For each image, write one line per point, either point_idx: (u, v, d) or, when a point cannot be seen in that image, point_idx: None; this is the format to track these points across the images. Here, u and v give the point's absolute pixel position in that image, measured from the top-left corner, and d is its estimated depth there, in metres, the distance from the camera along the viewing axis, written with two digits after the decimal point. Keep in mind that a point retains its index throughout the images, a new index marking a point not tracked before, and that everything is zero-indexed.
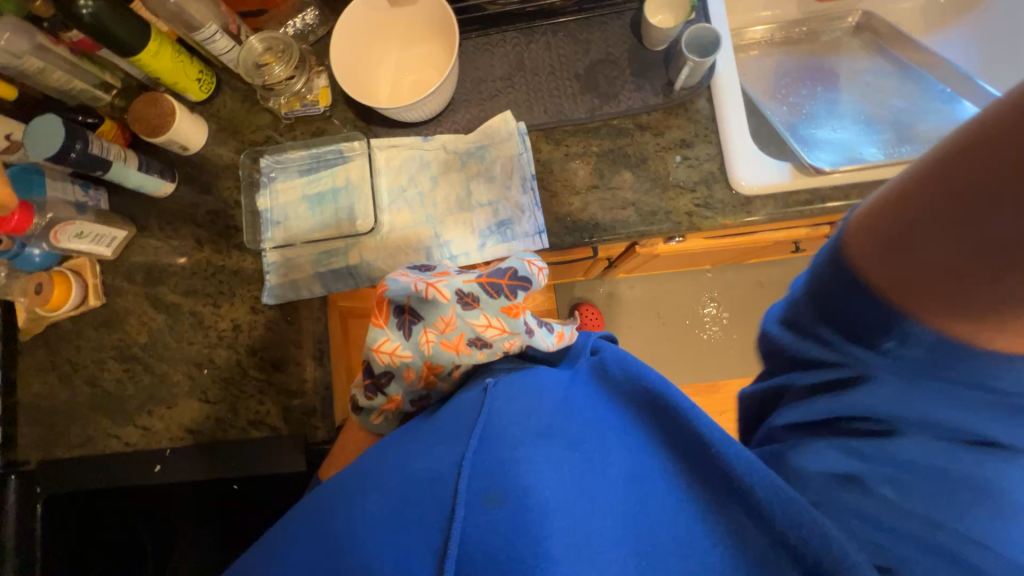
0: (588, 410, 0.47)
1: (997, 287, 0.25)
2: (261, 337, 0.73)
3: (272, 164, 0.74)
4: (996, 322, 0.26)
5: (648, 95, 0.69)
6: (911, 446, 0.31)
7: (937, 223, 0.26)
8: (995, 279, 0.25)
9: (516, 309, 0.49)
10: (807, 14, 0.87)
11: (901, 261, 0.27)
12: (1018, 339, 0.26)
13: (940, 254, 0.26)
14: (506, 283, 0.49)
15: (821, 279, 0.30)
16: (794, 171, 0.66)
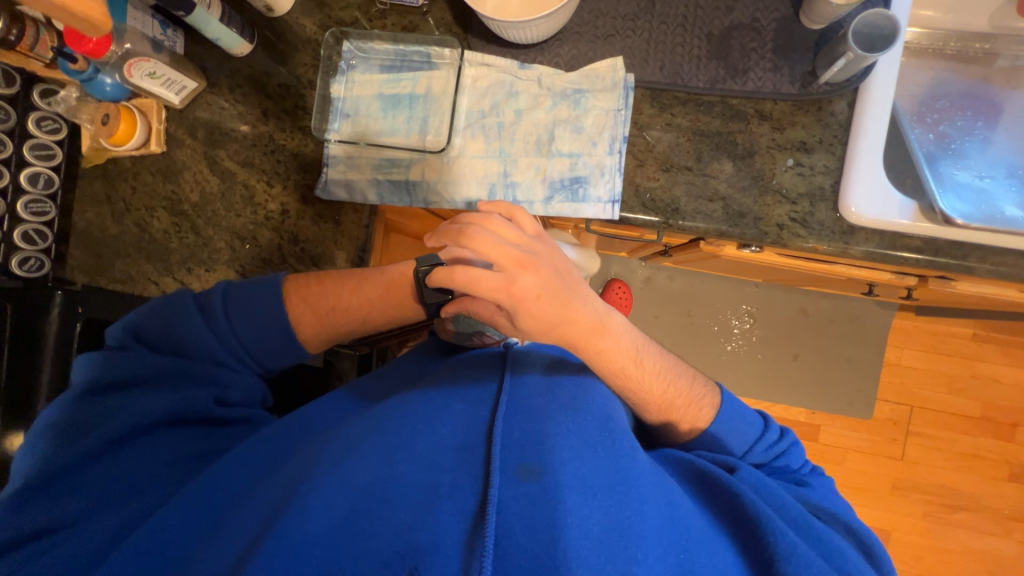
0: (597, 409, 0.53)
1: (665, 394, 0.59)
2: (307, 228, 0.73)
3: (354, 50, 0.69)
4: (681, 407, 0.59)
5: (782, 80, 0.60)
6: (774, 487, 0.52)
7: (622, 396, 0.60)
8: (663, 392, 0.59)
9: None
10: (995, 29, 0.73)
11: (648, 416, 0.61)
12: (690, 408, 0.59)
13: (644, 409, 0.61)
14: None
15: (643, 425, 0.65)
16: (918, 214, 0.57)
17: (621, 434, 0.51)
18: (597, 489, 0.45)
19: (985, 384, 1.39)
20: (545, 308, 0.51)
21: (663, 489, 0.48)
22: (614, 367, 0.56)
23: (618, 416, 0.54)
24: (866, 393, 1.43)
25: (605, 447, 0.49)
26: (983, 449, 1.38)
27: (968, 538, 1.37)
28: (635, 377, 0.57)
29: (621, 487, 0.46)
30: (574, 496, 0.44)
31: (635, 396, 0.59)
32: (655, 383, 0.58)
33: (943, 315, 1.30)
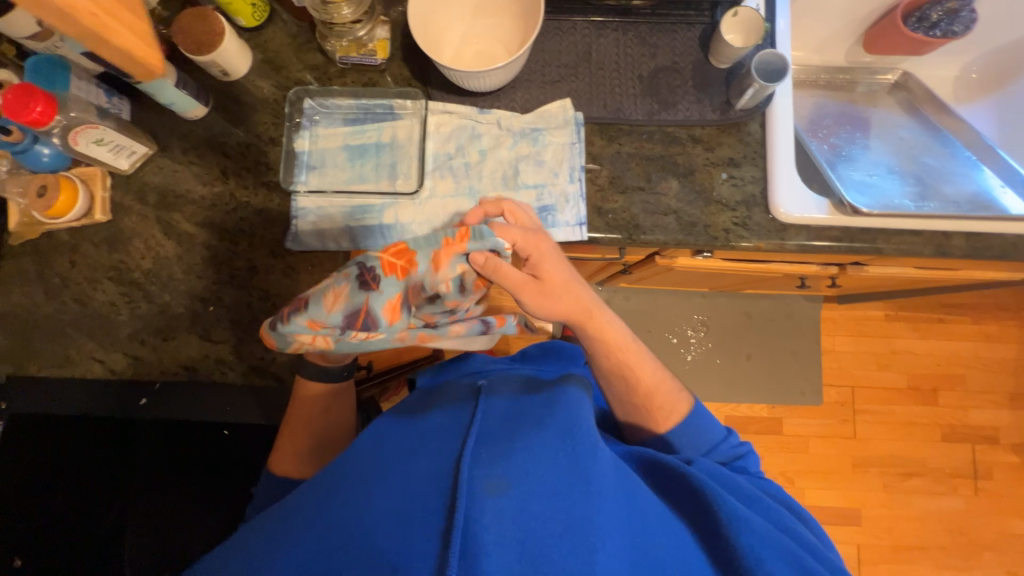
0: (563, 416, 0.52)
1: (652, 377, 0.63)
2: (278, 281, 0.70)
3: (315, 107, 0.72)
4: (663, 390, 0.64)
5: (705, 108, 0.70)
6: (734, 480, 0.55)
7: (619, 382, 0.64)
8: (650, 375, 0.63)
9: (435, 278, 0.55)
10: (851, 63, 0.91)
11: (642, 407, 0.64)
12: (675, 393, 0.64)
13: (636, 400, 0.64)
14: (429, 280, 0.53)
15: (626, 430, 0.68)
16: (832, 209, 0.68)
17: (583, 435, 0.50)
18: (558, 492, 0.45)
19: (904, 357, 1.58)
20: (560, 267, 0.57)
21: (621, 482, 0.49)
22: (614, 341, 0.61)
23: (586, 419, 0.53)
24: (813, 381, 1.56)
25: (568, 451, 0.48)
26: (916, 416, 1.54)
27: (924, 502, 1.49)
28: (628, 354, 0.62)
29: (580, 488, 0.45)
30: (535, 501, 0.44)
31: (629, 378, 0.63)
32: (646, 362, 0.63)
33: (860, 300, 1.48)
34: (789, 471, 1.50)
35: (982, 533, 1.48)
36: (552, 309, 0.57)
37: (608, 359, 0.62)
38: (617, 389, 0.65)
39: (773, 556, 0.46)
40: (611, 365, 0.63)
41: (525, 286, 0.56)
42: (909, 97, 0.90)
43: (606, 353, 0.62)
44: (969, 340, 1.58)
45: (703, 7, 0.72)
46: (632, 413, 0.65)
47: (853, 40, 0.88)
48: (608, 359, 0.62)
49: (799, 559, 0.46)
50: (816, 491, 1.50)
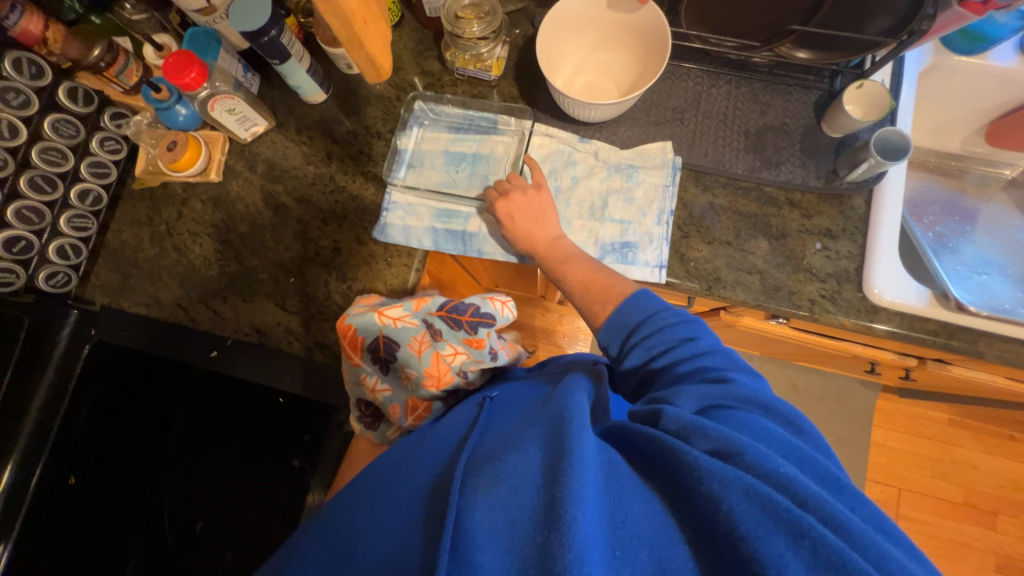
0: (554, 403, 0.46)
1: (597, 279, 0.60)
2: (356, 264, 0.72)
3: (424, 109, 0.75)
4: (604, 285, 0.60)
5: (809, 174, 0.68)
6: (726, 432, 0.38)
7: (571, 294, 0.62)
8: (591, 276, 0.61)
9: (477, 340, 0.62)
10: (963, 152, 0.87)
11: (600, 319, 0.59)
12: (617, 286, 0.59)
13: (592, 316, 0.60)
14: (467, 319, 0.62)
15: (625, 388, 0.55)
16: (933, 300, 0.64)
17: (575, 415, 0.42)
18: (542, 476, 0.38)
19: (964, 469, 1.45)
20: (522, 204, 0.66)
21: (606, 463, 0.40)
22: (559, 257, 0.64)
23: (574, 399, 0.45)
24: (857, 472, 1.46)
25: (552, 432, 0.41)
26: (970, 537, 1.40)
27: None
28: (567, 265, 0.63)
29: (560, 466, 0.37)
30: (523, 492, 0.38)
31: (577, 288, 0.62)
32: (588, 269, 0.62)
33: (923, 396, 1.39)
34: None
35: None
36: (517, 237, 0.65)
37: (558, 271, 0.64)
38: (571, 292, 0.62)
39: (771, 532, 0.32)
40: (561, 277, 0.63)
41: (506, 223, 0.66)
42: None
43: (556, 269, 0.64)
44: None
45: (823, 74, 0.71)
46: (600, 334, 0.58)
47: (974, 129, 0.83)
48: (558, 273, 0.64)
49: (813, 535, 0.32)
50: None
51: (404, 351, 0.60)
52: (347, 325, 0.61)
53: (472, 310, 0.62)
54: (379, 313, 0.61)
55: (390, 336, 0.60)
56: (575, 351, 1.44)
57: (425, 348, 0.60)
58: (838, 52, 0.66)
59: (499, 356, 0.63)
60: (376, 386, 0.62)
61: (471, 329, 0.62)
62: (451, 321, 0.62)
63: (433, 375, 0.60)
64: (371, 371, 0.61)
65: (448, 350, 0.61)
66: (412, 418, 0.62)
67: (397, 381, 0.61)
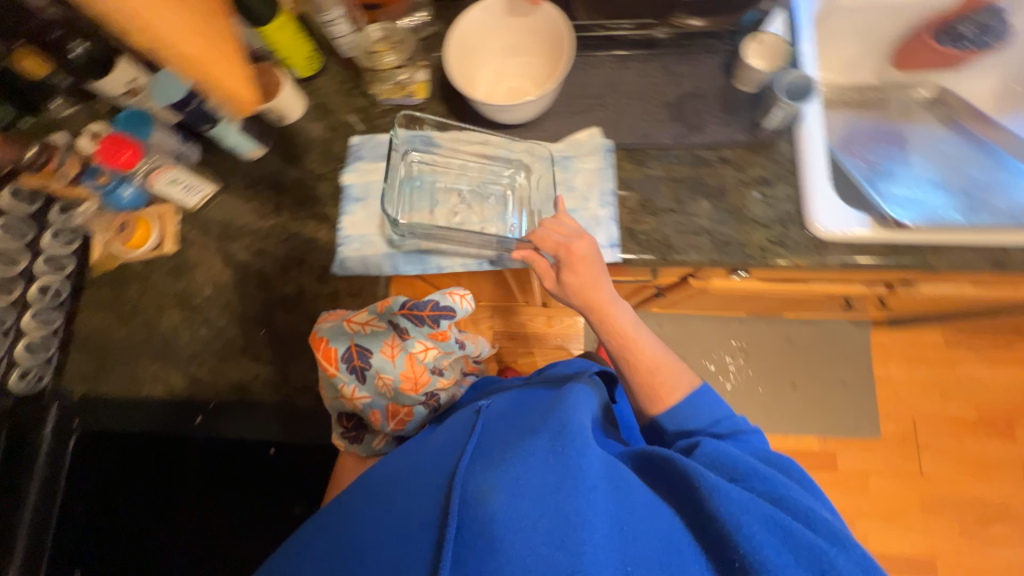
0: (559, 414, 0.48)
1: (653, 368, 0.60)
2: (323, 305, 0.73)
3: (361, 143, 0.78)
4: (662, 379, 0.59)
5: (733, 131, 0.71)
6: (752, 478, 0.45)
7: (615, 355, 0.64)
8: (646, 362, 0.61)
9: (441, 332, 0.65)
10: (882, 81, 0.91)
11: (638, 396, 0.61)
12: (679, 388, 0.59)
13: (633, 388, 0.62)
14: (429, 313, 0.64)
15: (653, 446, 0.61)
16: (873, 224, 0.67)
17: (578, 430, 0.45)
18: (549, 489, 0.41)
19: (969, 386, 1.49)
20: (581, 259, 0.63)
21: (615, 482, 0.44)
22: (608, 328, 0.63)
23: (578, 413, 0.48)
24: (868, 413, 1.49)
25: (558, 447, 0.44)
26: (991, 453, 1.45)
27: (1002, 553, 1.39)
28: (620, 339, 0.63)
29: (570, 482, 0.41)
30: (527, 501, 0.40)
31: (626, 360, 0.62)
32: (645, 347, 0.62)
33: (911, 323, 1.41)
34: (849, 513, 1.43)
35: None
36: (570, 287, 0.64)
37: (603, 334, 0.64)
38: (621, 357, 0.63)
39: (784, 555, 0.39)
40: (607, 343, 0.64)
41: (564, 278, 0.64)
42: (947, 111, 0.88)
43: (602, 332, 0.64)
44: None
45: (725, 36, 0.74)
46: (633, 401, 0.62)
47: (881, 59, 0.88)
48: (605, 338, 0.64)
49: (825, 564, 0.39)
50: (877, 535, 1.42)
51: (374, 355, 0.63)
52: (320, 338, 0.62)
53: (433, 305, 0.64)
54: (347, 322, 0.63)
55: (361, 343, 0.63)
56: (570, 349, 1.45)
57: (394, 349, 0.63)
58: (731, 13, 0.70)
59: (463, 344, 0.69)
60: (354, 396, 0.63)
61: (434, 322, 0.65)
62: (414, 318, 0.64)
63: (409, 377, 0.64)
64: (348, 382, 0.62)
65: (419, 347, 0.64)
66: (393, 422, 0.65)
67: (373, 388, 0.63)
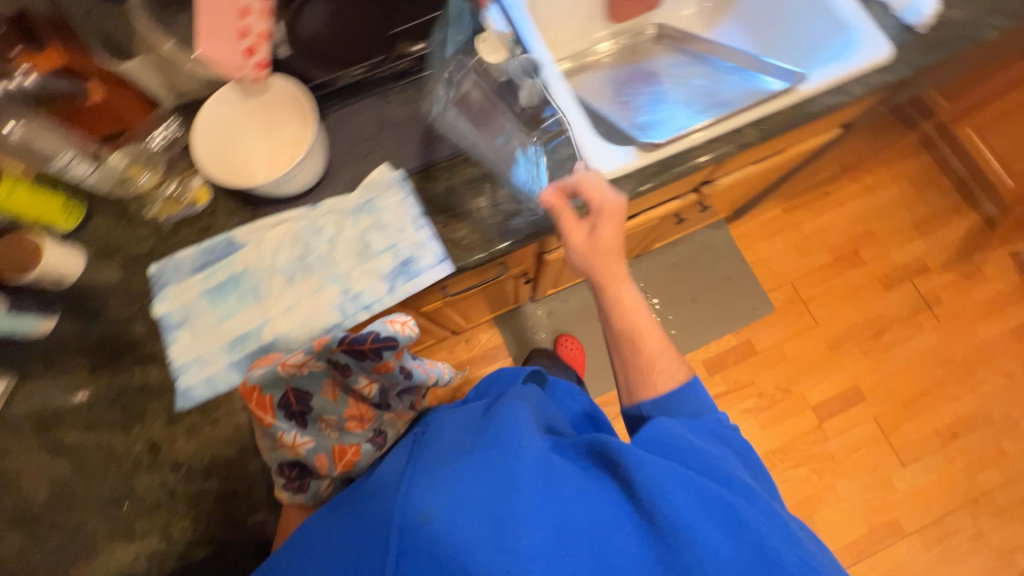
0: (500, 430, 0.55)
1: (650, 354, 0.69)
2: (184, 447, 0.67)
3: (161, 269, 0.74)
4: (659, 362, 0.69)
5: (501, 121, 0.78)
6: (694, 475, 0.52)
7: (620, 322, 0.71)
8: (642, 346, 0.70)
9: (388, 365, 0.56)
10: (617, 35, 1.07)
11: (638, 371, 0.69)
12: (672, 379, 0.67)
13: (635, 358, 0.70)
14: (370, 346, 0.53)
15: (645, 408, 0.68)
16: (639, 151, 0.75)
17: (511, 442, 0.53)
18: (483, 500, 0.48)
19: (819, 235, 1.74)
20: (606, 238, 0.69)
21: (551, 483, 0.50)
22: (617, 302, 0.70)
23: (516, 424, 0.55)
24: (758, 293, 1.69)
25: (495, 462, 0.51)
26: (856, 280, 1.71)
27: (900, 352, 1.65)
28: (629, 313, 0.70)
29: (503, 490, 0.49)
30: (461, 514, 0.48)
31: (628, 332, 0.70)
32: (638, 330, 0.70)
33: (751, 208, 1.63)
34: (783, 382, 1.62)
35: (958, 351, 1.66)
36: (578, 244, 0.70)
37: (612, 307, 0.70)
38: (619, 322, 0.71)
39: (702, 533, 0.47)
40: (613, 317, 0.71)
41: (583, 245, 0.70)
42: (671, 40, 1.04)
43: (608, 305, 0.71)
44: (857, 199, 1.78)
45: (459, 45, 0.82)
46: (637, 375, 0.70)
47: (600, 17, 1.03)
48: (612, 312, 0.71)
49: (739, 535, 0.48)
50: (811, 389, 1.62)
51: (300, 401, 0.59)
52: (249, 386, 0.59)
53: (374, 337, 0.53)
54: (278, 366, 0.58)
55: (297, 386, 0.59)
56: None
57: (334, 386, 0.60)
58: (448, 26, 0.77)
59: (416, 376, 0.60)
60: (298, 444, 0.59)
61: (377, 355, 0.54)
62: (353, 352, 0.55)
63: (354, 415, 0.61)
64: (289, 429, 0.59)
65: (362, 383, 0.58)
66: (341, 465, 0.60)
67: (317, 431, 0.60)
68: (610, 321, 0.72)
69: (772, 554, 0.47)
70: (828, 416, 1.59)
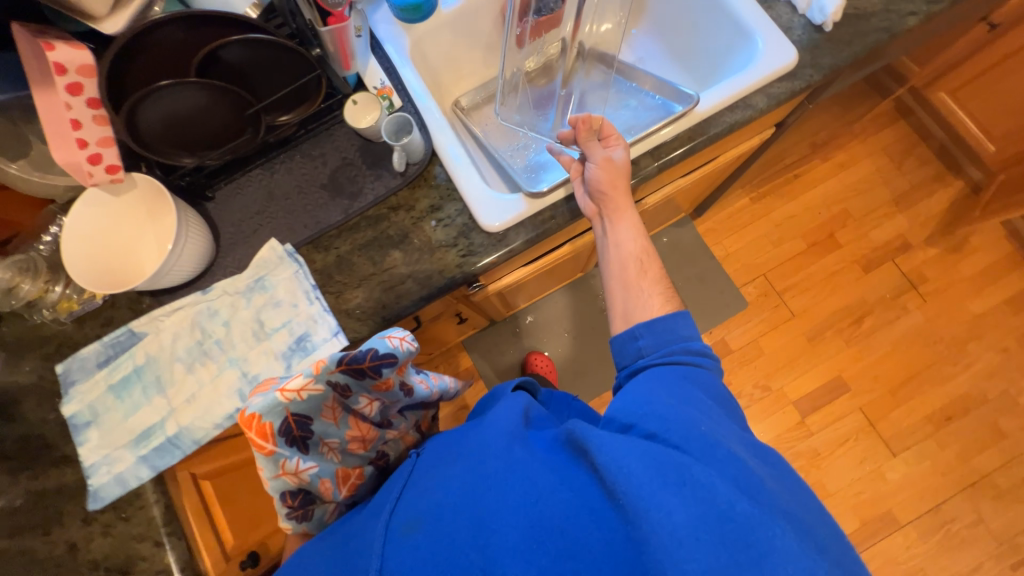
0: (482, 439, 0.57)
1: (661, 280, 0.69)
2: (101, 546, 0.68)
3: (66, 368, 0.73)
4: (664, 291, 0.69)
5: (388, 180, 0.75)
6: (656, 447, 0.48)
7: (620, 247, 0.71)
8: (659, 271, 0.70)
9: (385, 381, 0.59)
10: None
11: (636, 303, 0.68)
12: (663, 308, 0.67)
13: (631, 292, 0.69)
14: (369, 364, 0.57)
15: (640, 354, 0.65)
16: (527, 199, 0.74)
17: (490, 449, 0.54)
18: (463, 506, 0.50)
19: (792, 221, 1.67)
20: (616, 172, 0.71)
21: (526, 479, 0.50)
22: (621, 225, 0.71)
23: (498, 431, 0.57)
24: (731, 289, 1.63)
25: (477, 468, 0.53)
26: (833, 265, 1.63)
27: (885, 335, 1.58)
28: (630, 236, 0.71)
29: (483, 492, 0.50)
30: (447, 518, 0.49)
31: (626, 263, 0.70)
32: (647, 258, 0.71)
33: (715, 203, 1.56)
34: (762, 378, 1.56)
35: (949, 329, 1.57)
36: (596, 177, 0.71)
37: (625, 233, 0.71)
38: (617, 250, 0.71)
39: (664, 503, 0.43)
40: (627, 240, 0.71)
41: (611, 179, 0.71)
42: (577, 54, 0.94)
43: (616, 232, 0.72)
44: (830, 178, 1.69)
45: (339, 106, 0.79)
46: (631, 309, 0.68)
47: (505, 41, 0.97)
48: (616, 238, 0.71)
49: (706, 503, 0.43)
50: (793, 383, 1.55)
51: (304, 425, 0.57)
52: (249, 416, 0.56)
53: (372, 354, 0.57)
54: (281, 391, 0.56)
55: (298, 412, 0.57)
56: None
57: (335, 409, 0.59)
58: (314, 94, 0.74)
59: (412, 390, 0.65)
60: (297, 470, 0.59)
61: (376, 372, 0.58)
62: (354, 372, 0.57)
63: (357, 437, 0.62)
64: (291, 452, 0.58)
65: (363, 403, 0.60)
66: (346, 488, 0.63)
67: (319, 456, 0.60)
68: (615, 249, 0.71)
69: (740, 520, 0.42)
70: (813, 410, 1.53)
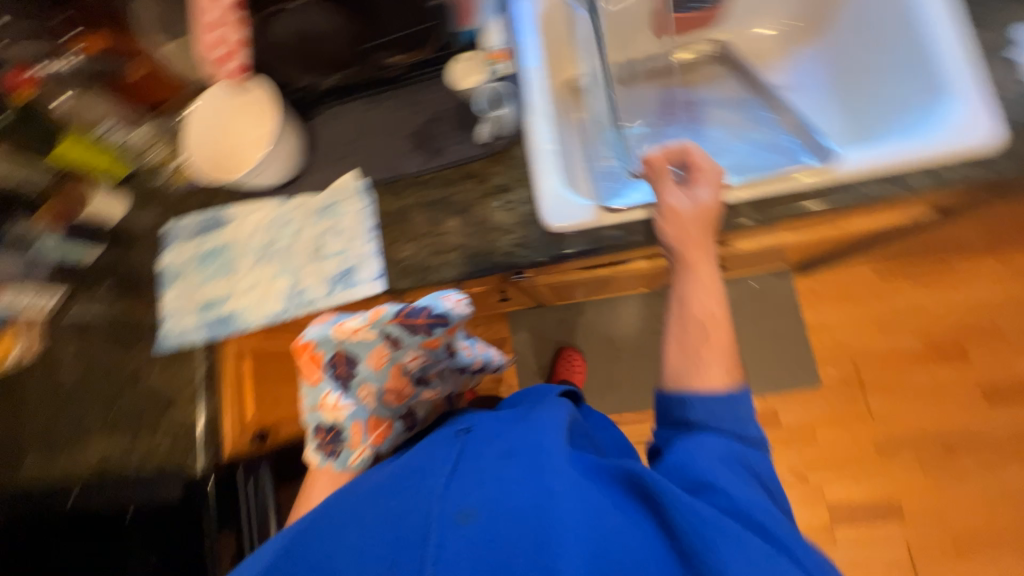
0: (529, 437, 0.52)
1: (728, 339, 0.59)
2: (158, 378, 0.83)
3: (172, 227, 0.87)
4: (729, 354, 0.59)
5: (470, 147, 0.75)
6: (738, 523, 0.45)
7: (687, 299, 0.62)
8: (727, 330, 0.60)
9: (434, 340, 0.58)
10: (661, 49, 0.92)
11: (688, 371, 0.58)
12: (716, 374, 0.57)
13: (684, 356, 0.59)
14: (423, 321, 0.57)
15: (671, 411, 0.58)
16: (598, 210, 0.68)
17: (546, 454, 0.49)
18: (523, 515, 0.45)
19: (915, 316, 1.40)
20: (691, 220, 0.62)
21: (594, 508, 0.45)
22: (700, 273, 0.62)
23: (552, 432, 0.52)
24: (808, 362, 1.43)
25: (533, 471, 0.48)
26: (945, 383, 1.36)
27: (976, 483, 1.32)
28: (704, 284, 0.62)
29: (545, 510, 0.44)
30: (505, 521, 0.45)
31: (688, 319, 0.60)
32: (712, 319, 0.60)
33: (828, 265, 1.35)
34: (801, 467, 1.39)
35: None
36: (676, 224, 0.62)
37: (695, 283, 0.61)
38: (687, 301, 0.61)
39: None
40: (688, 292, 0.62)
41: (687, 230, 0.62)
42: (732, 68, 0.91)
43: (688, 274, 0.62)
44: (989, 283, 1.38)
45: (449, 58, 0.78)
46: (676, 378, 0.59)
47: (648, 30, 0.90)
48: (685, 287, 0.62)
49: None
50: (837, 487, 1.37)
51: (352, 366, 0.58)
52: (306, 341, 0.59)
53: (427, 312, 0.57)
54: (336, 327, 0.59)
55: (349, 350, 0.58)
56: None
57: (383, 356, 0.58)
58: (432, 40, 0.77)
59: (457, 354, 0.63)
60: (335, 407, 0.58)
61: (428, 330, 0.58)
62: (406, 325, 0.57)
63: (394, 388, 0.59)
64: (332, 386, 0.59)
65: (408, 356, 0.58)
66: (374, 437, 0.60)
67: (356, 397, 0.59)
68: (680, 305, 0.62)
69: None
70: (847, 523, 1.35)
